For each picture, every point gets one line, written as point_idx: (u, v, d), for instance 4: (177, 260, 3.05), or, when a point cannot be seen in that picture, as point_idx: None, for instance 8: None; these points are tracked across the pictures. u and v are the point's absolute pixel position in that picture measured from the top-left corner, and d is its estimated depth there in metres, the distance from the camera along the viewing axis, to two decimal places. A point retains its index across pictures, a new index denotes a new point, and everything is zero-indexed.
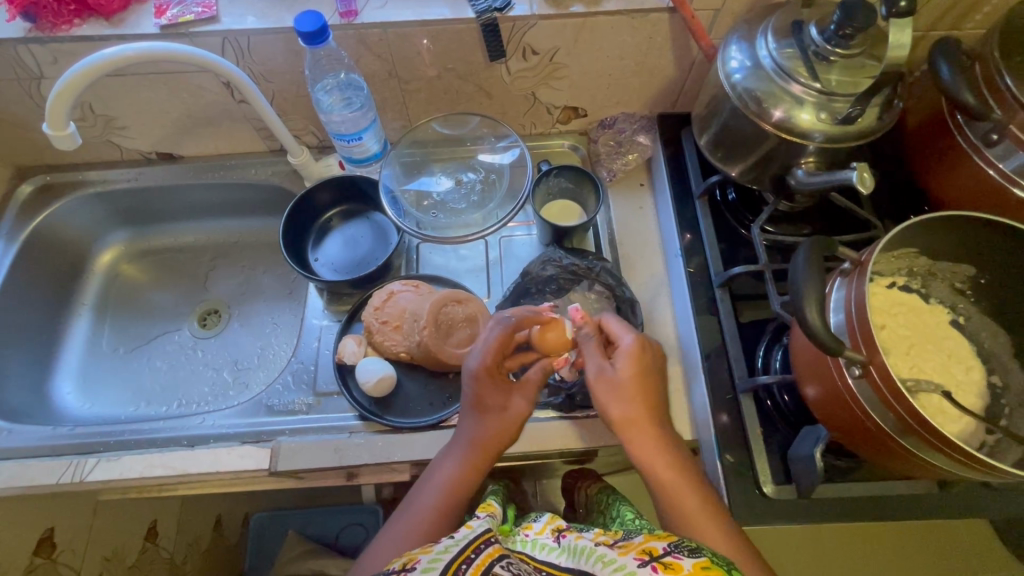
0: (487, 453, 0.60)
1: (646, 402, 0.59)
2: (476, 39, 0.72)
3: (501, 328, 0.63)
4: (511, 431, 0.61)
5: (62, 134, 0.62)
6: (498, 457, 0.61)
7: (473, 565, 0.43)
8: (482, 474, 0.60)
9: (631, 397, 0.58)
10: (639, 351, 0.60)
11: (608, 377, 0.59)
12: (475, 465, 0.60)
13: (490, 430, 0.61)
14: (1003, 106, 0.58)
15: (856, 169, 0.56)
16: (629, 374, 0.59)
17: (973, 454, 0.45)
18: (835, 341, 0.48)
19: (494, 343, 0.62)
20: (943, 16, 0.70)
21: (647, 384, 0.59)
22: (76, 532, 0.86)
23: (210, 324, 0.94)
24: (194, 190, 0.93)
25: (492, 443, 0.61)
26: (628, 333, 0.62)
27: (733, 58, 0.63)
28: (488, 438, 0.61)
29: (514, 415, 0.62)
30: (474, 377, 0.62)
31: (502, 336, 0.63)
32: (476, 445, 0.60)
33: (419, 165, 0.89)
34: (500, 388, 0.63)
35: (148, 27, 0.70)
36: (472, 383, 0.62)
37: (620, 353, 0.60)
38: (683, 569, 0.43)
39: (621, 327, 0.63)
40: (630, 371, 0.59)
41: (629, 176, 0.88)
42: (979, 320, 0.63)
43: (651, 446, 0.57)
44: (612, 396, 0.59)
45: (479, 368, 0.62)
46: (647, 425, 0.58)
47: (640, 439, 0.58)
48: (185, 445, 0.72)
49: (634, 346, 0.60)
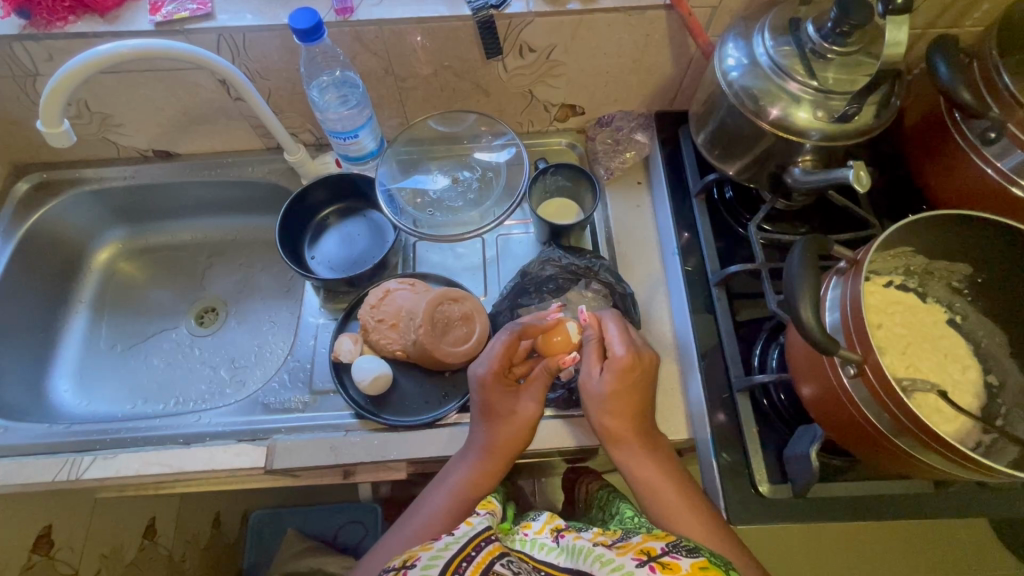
0: (499, 458, 0.61)
1: (629, 413, 0.58)
2: (472, 36, 0.72)
3: (508, 335, 0.63)
4: (522, 432, 0.61)
5: (57, 131, 0.62)
6: (510, 461, 0.62)
7: (473, 563, 0.43)
8: (495, 479, 0.61)
9: (611, 410, 0.58)
10: (631, 362, 0.59)
11: (592, 387, 0.59)
12: (486, 468, 0.60)
13: (501, 434, 0.61)
14: (1002, 104, 0.57)
15: (854, 168, 0.56)
16: (612, 389, 0.58)
17: (966, 454, 0.45)
18: (829, 340, 0.47)
19: (499, 349, 0.62)
20: (941, 14, 0.70)
21: (634, 395, 0.59)
22: (75, 532, 0.86)
23: (207, 322, 0.94)
24: (191, 188, 0.93)
25: (504, 447, 0.61)
26: (621, 343, 0.60)
27: (730, 55, 0.63)
28: (498, 443, 0.61)
29: (524, 417, 0.62)
30: (480, 383, 0.62)
31: (506, 340, 0.62)
32: (487, 450, 0.61)
33: (416, 163, 0.89)
34: (508, 392, 0.63)
35: (143, 24, 0.70)
36: (479, 389, 0.62)
37: (608, 366, 0.59)
38: (680, 569, 0.43)
39: (617, 335, 0.61)
40: (612, 385, 0.58)
41: (627, 174, 0.87)
42: (976, 319, 0.63)
43: (636, 453, 0.58)
44: (595, 406, 0.59)
45: (485, 374, 0.62)
46: (628, 437, 0.58)
47: (626, 449, 0.58)
48: (181, 443, 0.72)
49: (626, 357, 0.59)
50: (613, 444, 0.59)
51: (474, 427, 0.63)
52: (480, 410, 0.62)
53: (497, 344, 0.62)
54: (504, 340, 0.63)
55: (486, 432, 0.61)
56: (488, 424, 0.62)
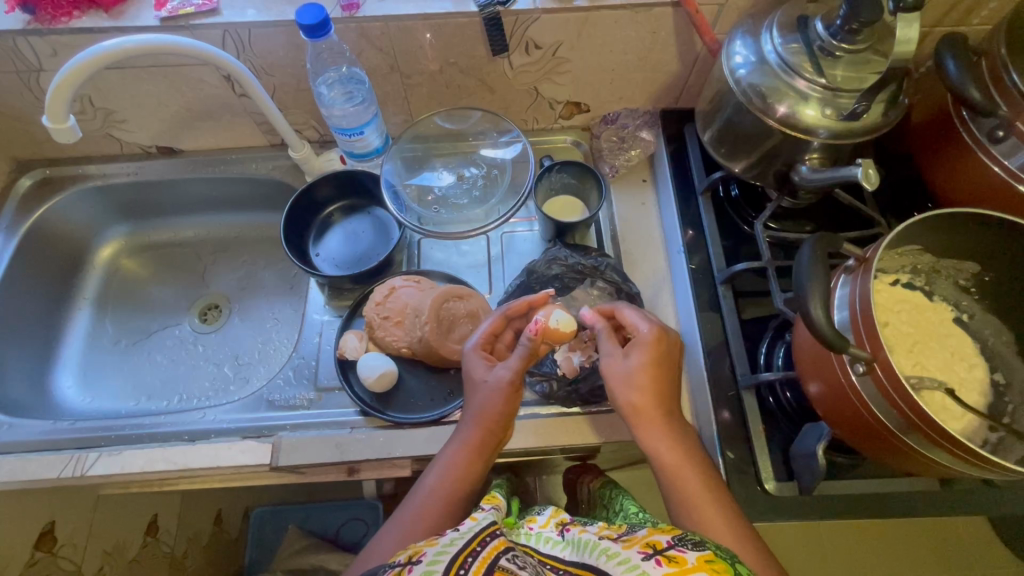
0: (480, 430, 0.60)
1: (656, 391, 0.58)
2: (478, 32, 0.71)
3: (497, 316, 0.67)
4: (501, 398, 0.60)
5: (63, 127, 0.61)
6: (501, 432, 0.61)
7: (478, 559, 0.42)
8: (486, 456, 0.60)
9: (640, 387, 0.58)
10: (657, 340, 0.60)
11: (620, 366, 0.59)
12: (473, 445, 0.60)
13: (487, 408, 0.60)
14: (1010, 102, 0.57)
15: (861, 165, 0.55)
16: (642, 364, 0.58)
17: (976, 451, 0.45)
18: (839, 337, 0.47)
19: (487, 330, 0.66)
20: (949, 12, 0.70)
21: (661, 374, 0.59)
22: (77, 526, 0.86)
23: (210, 319, 0.94)
24: (195, 184, 0.93)
25: (489, 421, 0.60)
26: (645, 322, 0.62)
27: (738, 53, 0.63)
28: (479, 418, 0.60)
29: (499, 383, 0.61)
30: (467, 360, 0.65)
31: (494, 320, 0.66)
32: (474, 424, 0.60)
33: (420, 160, 0.89)
34: (492, 364, 0.64)
35: (148, 19, 0.70)
36: (476, 357, 0.65)
37: (636, 344, 0.60)
38: (686, 563, 0.42)
39: (638, 317, 0.63)
40: (641, 361, 0.59)
41: (633, 171, 0.87)
42: (983, 317, 0.63)
43: (661, 433, 0.57)
44: (623, 385, 0.59)
45: (471, 350, 0.65)
46: (655, 415, 0.58)
47: (650, 429, 0.57)
48: (185, 440, 0.72)
49: (651, 335, 0.60)
50: (637, 423, 0.58)
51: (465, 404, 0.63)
52: (470, 383, 0.63)
53: (485, 325, 0.67)
54: (492, 321, 0.66)
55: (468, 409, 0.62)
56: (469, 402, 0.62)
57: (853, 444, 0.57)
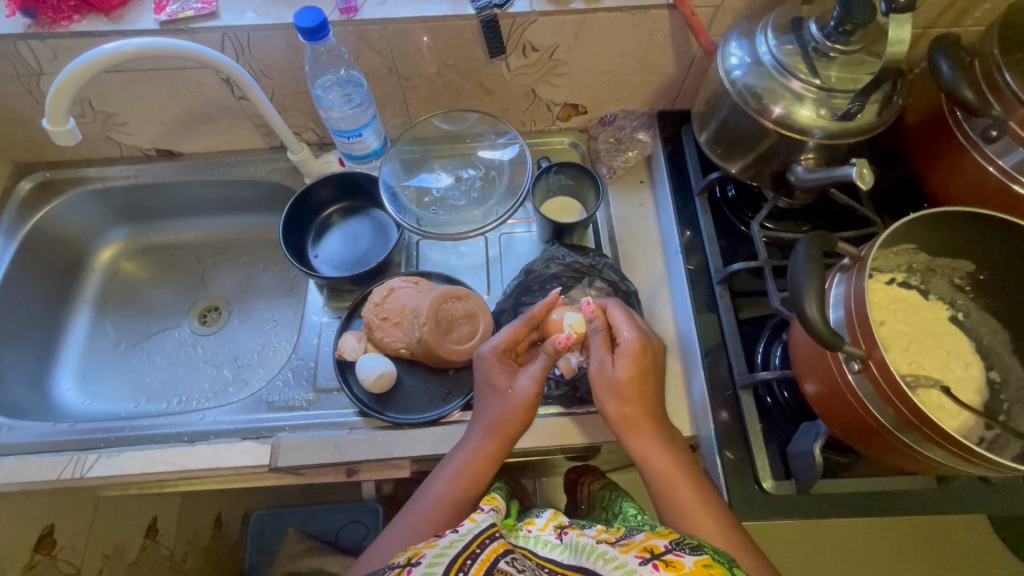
0: (498, 440, 0.60)
1: (641, 401, 0.59)
2: (476, 35, 0.72)
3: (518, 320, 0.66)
4: (522, 410, 0.61)
5: (63, 130, 0.61)
6: (514, 441, 0.61)
7: (477, 562, 0.43)
8: (497, 466, 0.60)
9: (628, 399, 0.58)
10: (641, 347, 0.60)
11: (606, 375, 0.59)
12: (489, 453, 0.60)
13: (507, 417, 0.61)
14: (1003, 102, 0.58)
15: (856, 165, 0.56)
16: (627, 375, 0.59)
17: (971, 448, 0.45)
18: (835, 336, 0.47)
19: (508, 333, 0.65)
20: (943, 13, 0.71)
21: (646, 383, 0.59)
22: (77, 529, 0.86)
23: (210, 320, 0.95)
24: (194, 186, 0.93)
25: (506, 432, 0.60)
26: (630, 328, 0.61)
27: (733, 54, 0.63)
28: (497, 427, 0.61)
29: (522, 395, 0.61)
30: (485, 362, 0.64)
31: (516, 325, 0.66)
32: (490, 432, 0.60)
33: (419, 161, 0.89)
34: (511, 370, 0.64)
35: (148, 22, 0.70)
36: (496, 361, 0.64)
37: (621, 353, 0.60)
38: (683, 567, 0.43)
39: (625, 321, 0.62)
40: (627, 372, 0.59)
41: (630, 173, 0.88)
42: (979, 316, 0.63)
43: (650, 441, 0.58)
44: (608, 394, 0.59)
45: (490, 351, 0.65)
46: (643, 426, 0.58)
47: (639, 438, 0.58)
48: (185, 440, 0.72)
49: (634, 342, 0.60)
50: (627, 432, 0.58)
51: (481, 408, 0.63)
52: (490, 388, 0.63)
53: (508, 328, 0.66)
54: (514, 325, 0.66)
55: (485, 416, 0.62)
56: (487, 409, 0.62)
57: (849, 442, 0.57)
